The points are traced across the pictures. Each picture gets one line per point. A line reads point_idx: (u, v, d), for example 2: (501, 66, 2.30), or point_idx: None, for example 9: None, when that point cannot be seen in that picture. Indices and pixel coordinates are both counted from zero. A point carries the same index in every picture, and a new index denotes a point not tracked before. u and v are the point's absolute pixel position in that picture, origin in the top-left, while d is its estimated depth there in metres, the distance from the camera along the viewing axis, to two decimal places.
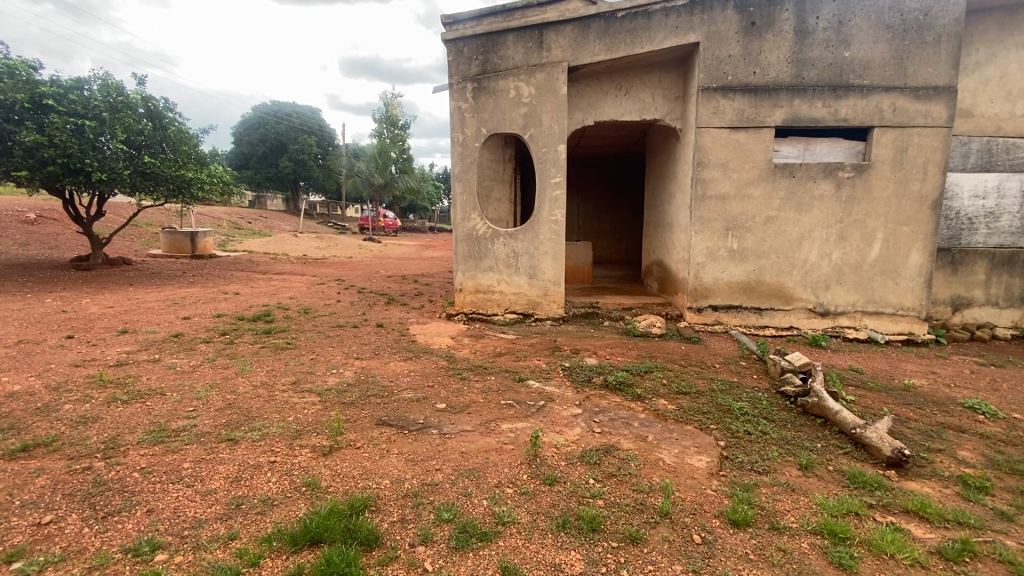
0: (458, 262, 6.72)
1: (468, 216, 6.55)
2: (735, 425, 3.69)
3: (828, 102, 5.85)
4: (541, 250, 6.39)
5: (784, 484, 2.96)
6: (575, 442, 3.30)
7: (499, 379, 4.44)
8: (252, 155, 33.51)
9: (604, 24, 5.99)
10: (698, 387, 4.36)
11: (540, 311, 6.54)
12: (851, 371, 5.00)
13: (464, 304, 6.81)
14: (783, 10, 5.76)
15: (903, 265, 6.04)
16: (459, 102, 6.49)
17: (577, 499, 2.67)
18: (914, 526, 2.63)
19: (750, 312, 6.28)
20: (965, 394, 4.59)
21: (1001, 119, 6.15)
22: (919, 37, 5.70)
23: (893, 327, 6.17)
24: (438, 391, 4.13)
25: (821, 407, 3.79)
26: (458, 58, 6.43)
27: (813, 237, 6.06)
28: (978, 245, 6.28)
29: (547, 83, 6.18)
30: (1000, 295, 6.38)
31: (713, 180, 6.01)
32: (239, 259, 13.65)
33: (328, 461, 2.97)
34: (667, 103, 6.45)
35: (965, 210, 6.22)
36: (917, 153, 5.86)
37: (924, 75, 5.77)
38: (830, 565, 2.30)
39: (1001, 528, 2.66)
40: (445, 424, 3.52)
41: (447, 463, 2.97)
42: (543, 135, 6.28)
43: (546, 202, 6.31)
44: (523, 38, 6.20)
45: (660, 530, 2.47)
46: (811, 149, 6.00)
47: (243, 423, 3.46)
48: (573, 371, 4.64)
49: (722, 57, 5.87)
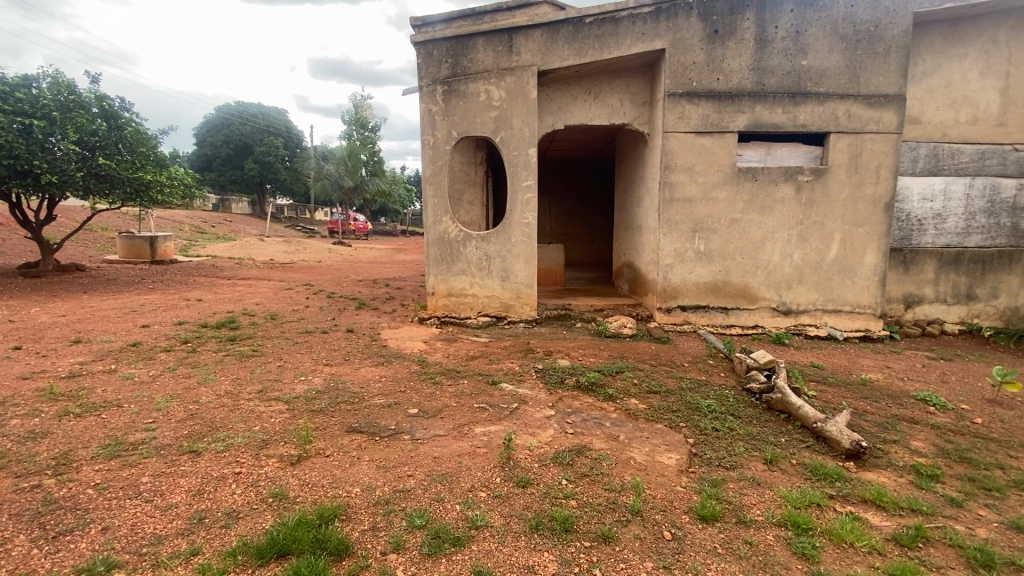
0: (430, 265, 6.66)
1: (440, 219, 6.52)
2: (703, 422, 3.78)
3: (787, 109, 6.07)
4: (513, 253, 6.42)
5: (750, 479, 3.04)
6: (548, 444, 3.32)
7: (472, 382, 4.42)
8: (215, 157, 32.50)
9: (572, 30, 6.07)
10: (667, 386, 4.44)
11: (513, 313, 6.56)
12: (812, 367, 5.19)
13: (436, 308, 6.75)
14: (744, 18, 5.95)
15: (859, 264, 6.31)
16: (429, 104, 6.45)
17: (550, 500, 2.69)
18: (872, 514, 2.75)
19: (717, 312, 6.45)
20: (917, 386, 4.84)
21: (946, 125, 6.47)
22: (871, 47, 5.97)
23: (851, 324, 6.44)
24: (410, 395, 4.10)
25: (785, 403, 3.92)
26: (428, 61, 6.39)
27: (776, 239, 6.27)
28: (928, 245, 6.61)
29: (517, 86, 6.21)
30: (948, 293, 6.71)
31: (680, 184, 6.16)
32: (202, 264, 13.23)
33: (296, 471, 2.90)
34: (635, 108, 6.57)
35: (915, 212, 6.55)
36: (871, 157, 6.13)
37: (876, 83, 6.04)
38: (793, 555, 2.37)
39: (951, 513, 2.82)
40: (417, 429, 3.49)
41: (419, 469, 2.93)
42: (513, 139, 6.30)
43: (518, 205, 6.34)
44: (493, 41, 6.21)
45: (632, 528, 2.50)
46: (773, 153, 6.24)
47: (206, 434, 3.34)
48: (545, 373, 4.66)
49: (687, 63, 6.02)
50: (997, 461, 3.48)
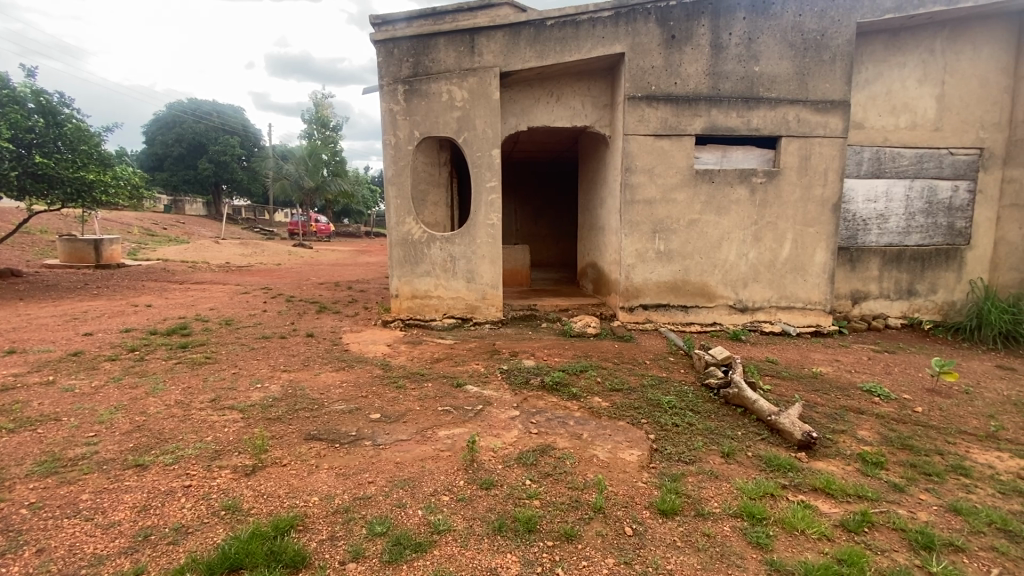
0: (393, 267, 6.56)
1: (403, 220, 6.43)
2: (664, 418, 3.87)
3: (741, 113, 6.29)
4: (478, 254, 6.40)
5: (708, 472, 3.13)
6: (512, 445, 3.31)
7: (436, 385, 4.37)
8: (166, 156, 31.04)
9: (534, 32, 6.10)
10: (630, 383, 4.53)
11: (478, 315, 6.54)
12: (767, 362, 5.39)
13: (400, 310, 6.64)
14: (700, 25, 6.13)
15: (810, 263, 6.59)
16: (390, 104, 6.36)
17: (514, 501, 2.68)
18: (822, 502, 2.88)
19: (677, 310, 6.60)
20: (863, 378, 5.09)
21: (888, 130, 6.83)
22: (817, 55, 6.26)
23: (803, 320, 6.71)
24: (373, 400, 4.02)
25: (741, 397, 4.05)
26: (389, 60, 6.30)
27: (732, 239, 6.48)
28: (872, 244, 6.98)
29: (480, 87, 6.19)
30: (891, 289, 7.09)
31: (641, 185, 6.28)
32: (152, 269, 12.62)
33: (251, 481, 2.80)
34: (596, 111, 6.67)
35: (860, 213, 6.90)
36: (819, 160, 6.42)
37: (823, 89, 6.33)
38: (749, 545, 2.46)
39: (894, 498, 2.98)
40: (379, 434, 3.43)
41: (380, 475, 2.88)
42: (477, 140, 6.28)
43: (482, 206, 6.32)
44: (455, 42, 6.18)
45: (594, 525, 2.53)
46: (728, 155, 6.45)
47: (153, 447, 3.18)
48: (510, 374, 4.66)
49: (646, 67, 6.14)
50: (935, 447, 3.70)
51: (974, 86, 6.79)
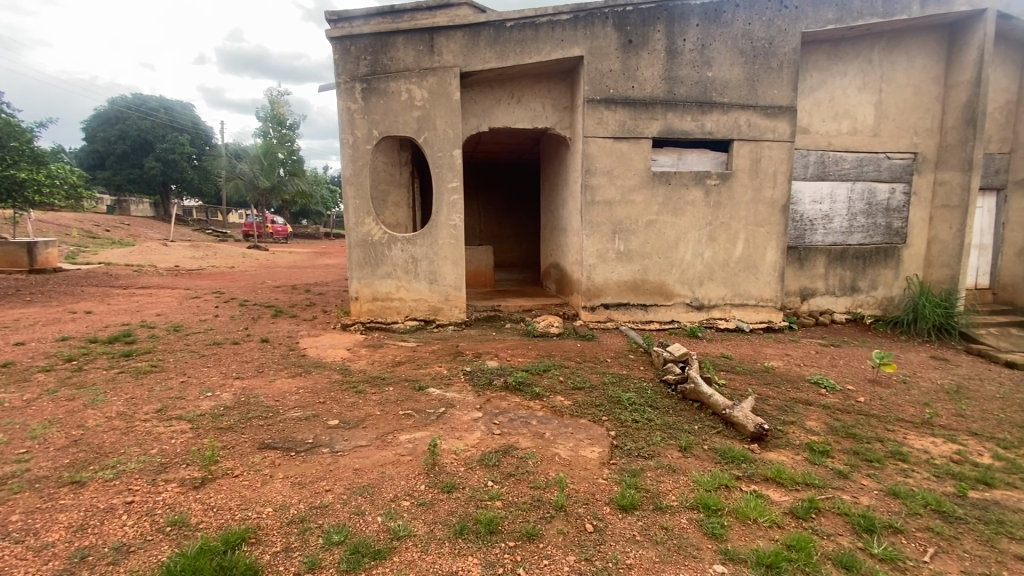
0: (352, 269, 6.40)
1: (362, 221, 6.28)
2: (624, 415, 3.94)
3: (696, 117, 6.49)
4: (441, 255, 6.34)
5: (666, 466, 3.21)
6: (474, 447, 3.29)
7: (398, 389, 4.30)
8: (108, 154, 29.34)
9: (493, 33, 6.10)
10: (592, 381, 4.59)
11: (441, 316, 6.48)
12: (722, 358, 5.57)
13: (360, 313, 6.48)
14: (656, 30, 6.29)
15: (761, 261, 6.86)
16: (348, 102, 6.21)
17: (475, 503, 2.67)
18: (773, 491, 3.00)
19: (637, 309, 6.74)
20: (811, 371, 5.35)
21: (831, 135, 7.20)
22: (766, 62, 6.52)
23: (755, 317, 6.98)
24: (331, 406, 3.91)
25: (697, 392, 4.17)
26: (345, 57, 6.16)
27: (688, 239, 6.68)
28: (818, 243, 7.33)
29: (440, 87, 6.14)
30: (836, 286, 7.46)
31: (601, 187, 6.39)
32: (92, 273, 11.89)
33: (200, 495, 2.67)
34: (557, 113, 6.73)
35: (806, 213, 7.25)
36: (769, 162, 6.69)
37: (771, 95, 6.60)
38: (704, 536, 2.53)
39: (838, 485, 3.13)
40: (338, 441, 3.34)
41: (338, 483, 2.81)
42: (437, 140, 6.22)
43: (443, 207, 6.27)
44: (413, 41, 6.11)
45: (555, 524, 2.55)
46: (683, 158, 6.64)
47: (91, 462, 2.99)
48: (473, 375, 4.64)
49: (604, 71, 6.25)
50: (876, 434, 3.93)
51: (908, 94, 7.24)
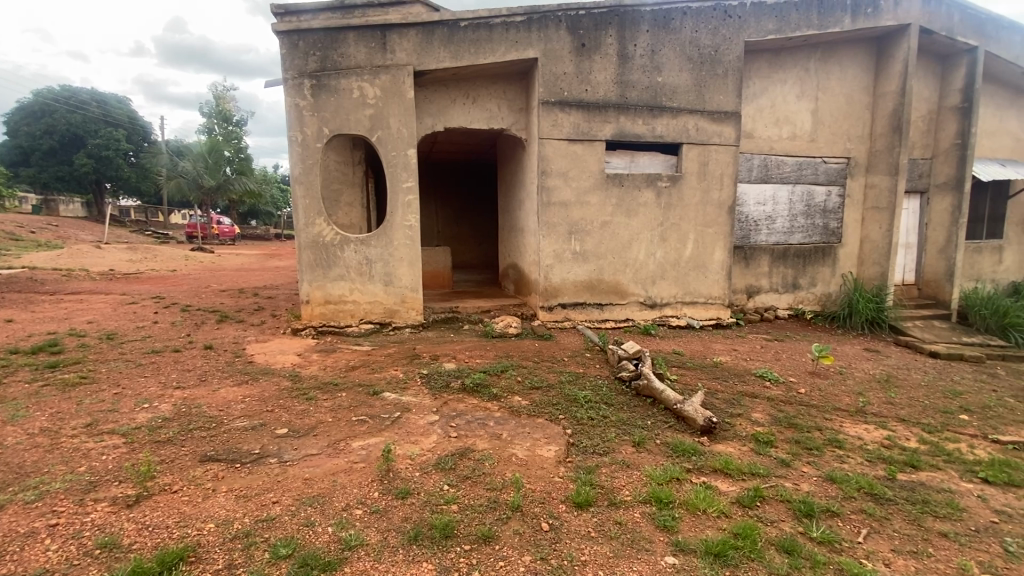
0: (303, 271, 6.18)
1: (313, 221, 6.08)
2: (581, 413, 3.99)
3: (647, 120, 6.66)
4: (396, 257, 6.24)
5: (620, 462, 3.28)
6: (430, 451, 3.25)
7: (351, 394, 4.19)
8: (32, 150, 27.18)
9: (447, 32, 6.06)
10: (549, 380, 4.63)
11: (397, 319, 6.37)
12: (674, 354, 5.75)
13: (312, 316, 6.27)
14: (608, 35, 6.42)
15: (710, 260, 7.13)
16: (296, 99, 5.99)
17: (430, 508, 2.63)
18: (721, 482, 3.11)
19: (593, 308, 6.86)
20: (756, 365, 5.59)
21: (773, 140, 7.56)
22: (712, 69, 6.77)
23: (705, 314, 7.24)
24: (279, 414, 3.76)
25: (650, 388, 4.28)
26: (293, 52, 5.94)
27: (641, 239, 6.85)
28: (762, 243, 7.69)
29: (393, 85, 6.04)
30: (779, 284, 7.83)
31: (556, 188, 6.45)
32: (14, 278, 10.98)
33: (134, 513, 2.51)
34: (512, 114, 6.76)
35: (751, 214, 7.58)
36: (716, 166, 6.96)
37: (718, 101, 6.86)
38: (656, 529, 2.60)
39: (781, 473, 3.29)
40: (287, 450, 3.22)
41: (286, 494, 2.70)
42: (391, 139, 6.11)
43: (398, 207, 6.17)
44: (365, 38, 5.98)
45: (511, 524, 2.55)
46: (636, 161, 6.81)
47: (8, 484, 2.75)
48: (430, 378, 4.58)
49: (558, 73, 6.32)
50: (815, 424, 4.15)
51: (842, 103, 7.69)
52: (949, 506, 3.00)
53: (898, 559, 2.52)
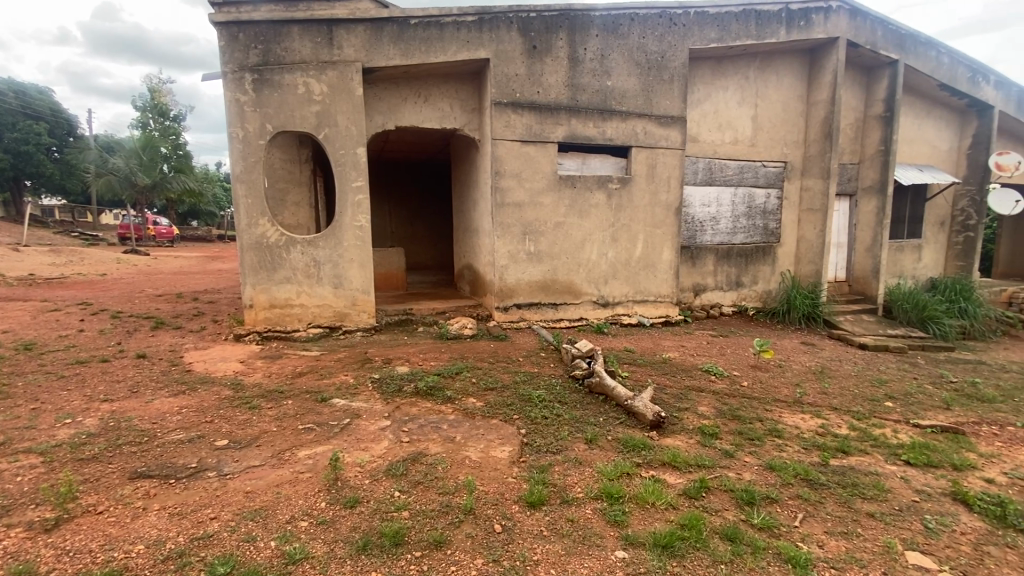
0: (245, 274, 5.90)
1: (256, 221, 5.82)
2: (535, 412, 4.02)
3: (598, 123, 6.79)
4: (345, 258, 6.07)
5: (573, 459, 3.32)
6: (381, 457, 3.17)
7: (298, 402, 4.03)
8: None
9: (397, 30, 5.96)
10: (503, 381, 4.64)
11: (348, 322, 6.20)
12: (626, 352, 5.89)
13: (255, 321, 6.00)
14: (558, 38, 6.50)
15: (659, 260, 7.36)
16: (236, 93, 5.71)
17: (380, 516, 2.57)
18: (669, 475, 3.21)
19: (548, 308, 6.92)
20: (703, 360, 5.81)
21: (717, 144, 7.88)
22: (659, 74, 6.99)
23: (655, 312, 7.47)
24: (219, 425, 3.57)
25: (602, 385, 4.36)
26: (232, 45, 5.67)
27: (594, 240, 6.98)
28: (707, 243, 8.00)
29: (341, 82, 5.87)
30: (724, 282, 8.17)
31: (510, 189, 6.47)
32: None
33: (52, 539, 2.31)
34: (465, 114, 6.72)
35: (697, 215, 7.88)
36: (664, 168, 7.18)
37: (665, 105, 7.09)
38: (607, 524, 2.65)
39: (725, 463, 3.43)
40: (227, 463, 3.06)
41: (226, 509, 2.57)
42: (339, 137, 5.94)
43: (347, 207, 6.00)
44: (310, 32, 5.78)
45: (464, 528, 2.53)
46: (587, 162, 6.94)
47: None
48: (382, 383, 4.48)
49: (510, 75, 6.34)
50: (756, 415, 4.36)
51: (779, 110, 8.12)
52: (876, 488, 3.22)
53: (830, 540, 2.68)
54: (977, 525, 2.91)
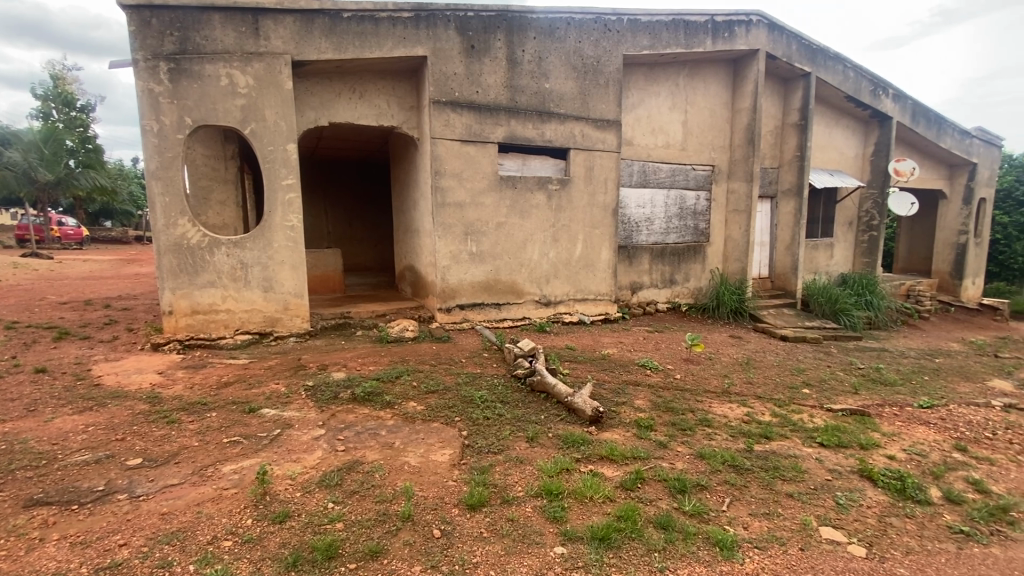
0: (163, 278, 5.47)
1: (174, 221, 5.41)
2: (476, 413, 4.00)
3: (537, 125, 6.87)
4: (276, 260, 5.79)
5: (514, 458, 3.33)
6: (314, 468, 3.04)
7: (224, 414, 3.79)
8: None
9: (329, 22, 5.75)
10: (445, 383, 4.58)
11: (280, 327, 5.91)
12: (567, 349, 6.00)
13: (175, 329, 5.58)
14: (496, 38, 6.51)
15: (598, 259, 7.56)
16: (149, 83, 5.29)
17: (312, 530, 2.46)
18: (607, 468, 3.29)
19: (491, 308, 6.92)
20: (640, 355, 6.02)
21: (650, 148, 8.20)
22: (595, 78, 7.17)
23: (595, 310, 7.67)
24: (132, 443, 3.29)
25: (543, 383, 4.42)
26: (144, 30, 5.24)
27: (535, 240, 7.05)
28: (643, 242, 8.31)
29: (268, 74, 5.59)
30: (659, 280, 8.51)
31: (450, 189, 6.40)
32: None
33: None
34: (402, 112, 6.58)
35: (633, 216, 8.16)
36: (601, 170, 7.38)
37: (601, 109, 7.28)
38: (547, 521, 2.68)
39: (659, 454, 3.57)
40: (140, 483, 2.83)
41: (138, 534, 2.37)
42: (267, 132, 5.64)
43: (277, 206, 5.72)
44: (233, 21, 5.45)
45: (402, 535, 2.47)
46: (527, 164, 7.01)
47: None
48: (317, 390, 4.30)
49: (448, 73, 6.27)
50: (689, 406, 4.57)
51: (706, 116, 8.56)
52: (795, 469, 3.46)
53: (754, 522, 2.85)
54: (880, 498, 3.20)
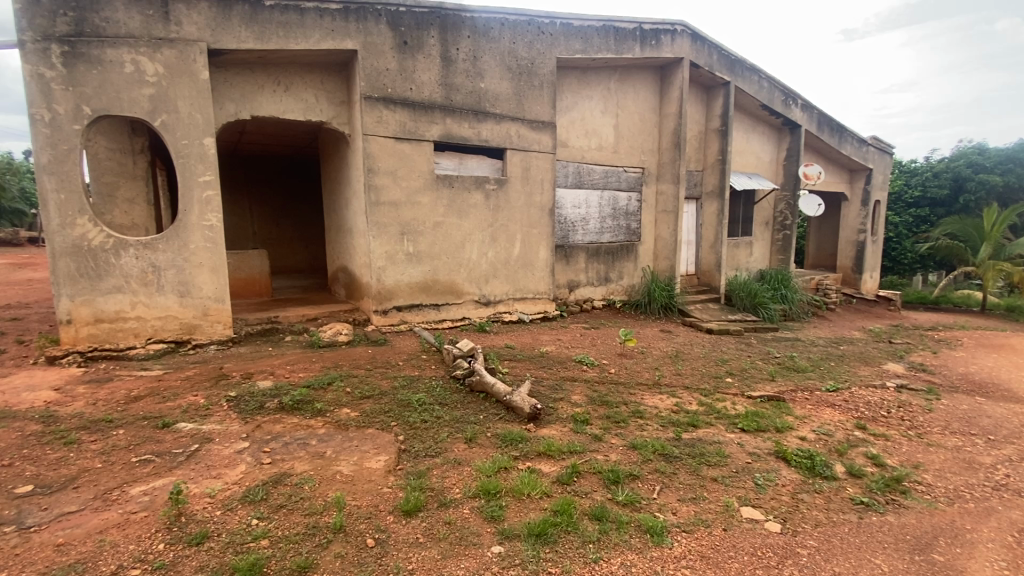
0: (60, 284, 4.94)
1: (72, 221, 4.91)
2: (413, 416, 3.93)
3: (473, 124, 6.85)
4: (193, 263, 5.39)
5: (452, 460, 3.30)
6: (236, 483, 2.86)
7: (133, 431, 3.48)
8: None
9: (249, 10, 5.43)
10: (381, 388, 4.46)
11: (199, 335, 5.52)
12: (506, 348, 6.03)
13: (76, 340, 5.06)
14: (430, 35, 6.42)
15: (535, 259, 7.66)
16: (39, 67, 4.76)
17: (234, 549, 2.31)
18: (544, 464, 3.34)
19: (429, 309, 6.82)
20: (577, 352, 6.16)
21: (584, 150, 8.41)
22: (529, 80, 7.25)
23: (534, 309, 7.77)
24: (20, 469, 2.94)
25: (482, 382, 4.41)
26: (32, 8, 4.71)
27: (473, 240, 7.02)
28: (579, 241, 8.50)
29: (180, 62, 5.18)
30: (595, 278, 8.76)
31: (384, 187, 6.24)
32: None
33: None
34: (332, 107, 6.33)
35: (569, 216, 8.34)
36: (537, 170, 7.48)
37: (536, 110, 7.37)
38: (484, 521, 2.68)
39: (595, 447, 3.67)
40: (30, 513, 2.53)
41: (27, 571, 2.13)
42: (180, 125, 5.24)
43: (193, 204, 5.33)
44: (138, 2, 5.01)
45: (333, 548, 2.38)
46: (464, 163, 6.96)
47: None
48: (242, 400, 4.05)
49: (380, 69, 6.11)
50: (622, 399, 4.73)
51: (636, 119, 8.90)
52: (718, 455, 3.68)
53: (682, 507, 2.99)
54: (793, 476, 3.47)
